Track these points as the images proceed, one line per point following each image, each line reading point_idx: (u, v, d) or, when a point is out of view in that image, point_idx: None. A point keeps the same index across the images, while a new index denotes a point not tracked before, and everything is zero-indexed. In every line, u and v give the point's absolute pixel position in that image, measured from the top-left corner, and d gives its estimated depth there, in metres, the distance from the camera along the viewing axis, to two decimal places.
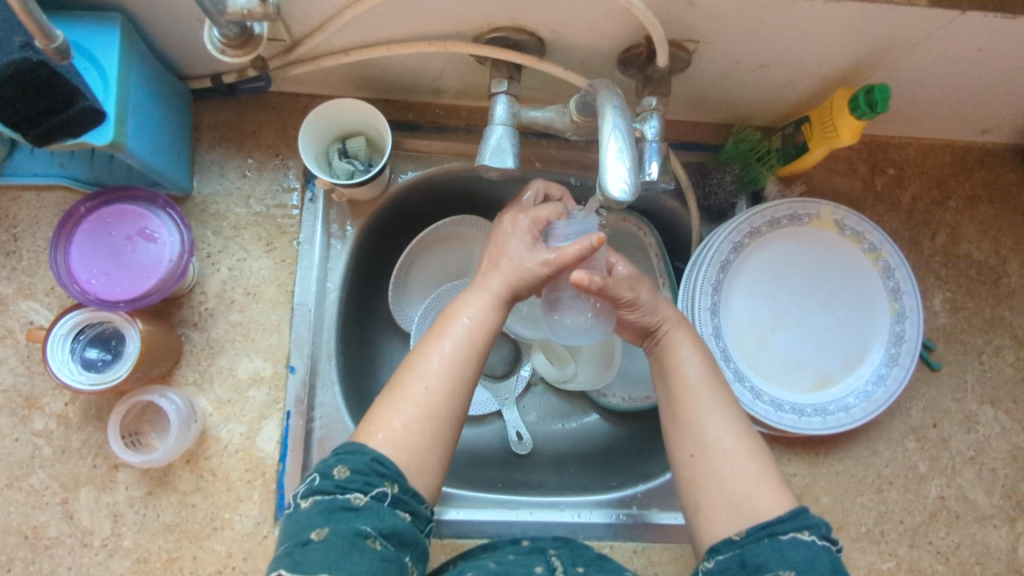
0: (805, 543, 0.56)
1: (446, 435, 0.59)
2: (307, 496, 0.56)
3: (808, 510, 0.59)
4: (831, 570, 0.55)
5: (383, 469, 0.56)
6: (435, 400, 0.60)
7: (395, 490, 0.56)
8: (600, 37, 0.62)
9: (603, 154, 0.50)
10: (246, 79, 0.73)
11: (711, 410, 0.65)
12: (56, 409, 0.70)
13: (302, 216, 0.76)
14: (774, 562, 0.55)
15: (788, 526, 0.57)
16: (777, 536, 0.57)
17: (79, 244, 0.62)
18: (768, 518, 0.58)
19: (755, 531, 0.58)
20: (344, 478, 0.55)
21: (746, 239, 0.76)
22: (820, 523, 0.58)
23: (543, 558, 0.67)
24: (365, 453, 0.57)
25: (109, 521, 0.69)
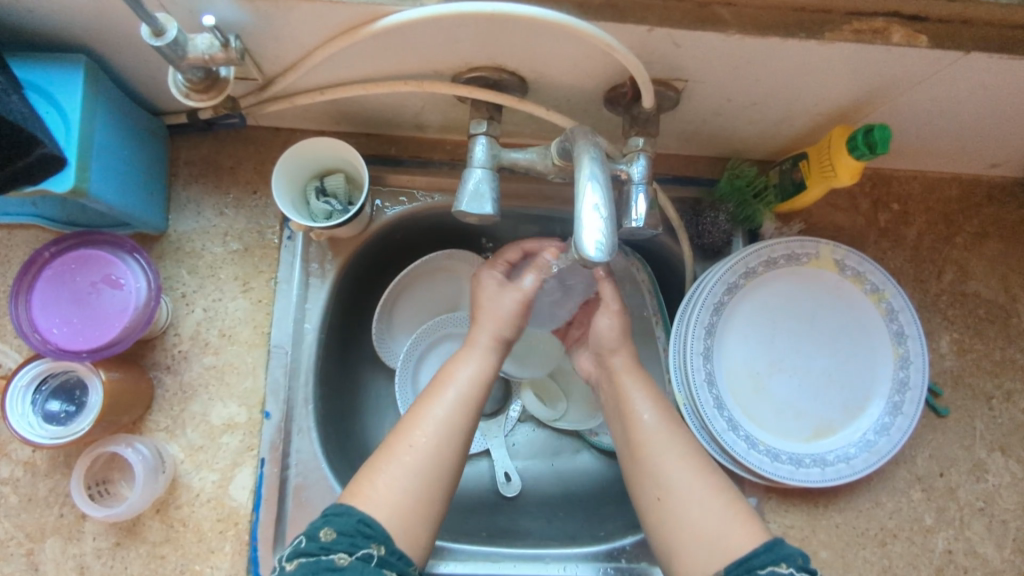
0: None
1: (430, 486, 0.59)
2: (293, 558, 0.54)
3: (781, 540, 0.56)
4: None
5: (369, 530, 0.55)
6: (431, 451, 0.61)
7: (382, 552, 0.55)
8: (583, 77, 0.59)
9: (579, 206, 0.47)
10: (220, 116, 0.70)
11: (694, 459, 0.63)
12: (22, 456, 0.68)
13: (279, 253, 0.74)
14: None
15: (762, 560, 0.55)
16: (754, 571, 0.54)
17: (41, 292, 0.60)
18: (743, 555, 0.56)
19: (733, 571, 0.55)
20: (329, 538, 0.54)
21: (741, 279, 0.73)
22: (796, 553, 0.55)
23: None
24: (353, 513, 0.56)
25: (75, 574, 0.67)
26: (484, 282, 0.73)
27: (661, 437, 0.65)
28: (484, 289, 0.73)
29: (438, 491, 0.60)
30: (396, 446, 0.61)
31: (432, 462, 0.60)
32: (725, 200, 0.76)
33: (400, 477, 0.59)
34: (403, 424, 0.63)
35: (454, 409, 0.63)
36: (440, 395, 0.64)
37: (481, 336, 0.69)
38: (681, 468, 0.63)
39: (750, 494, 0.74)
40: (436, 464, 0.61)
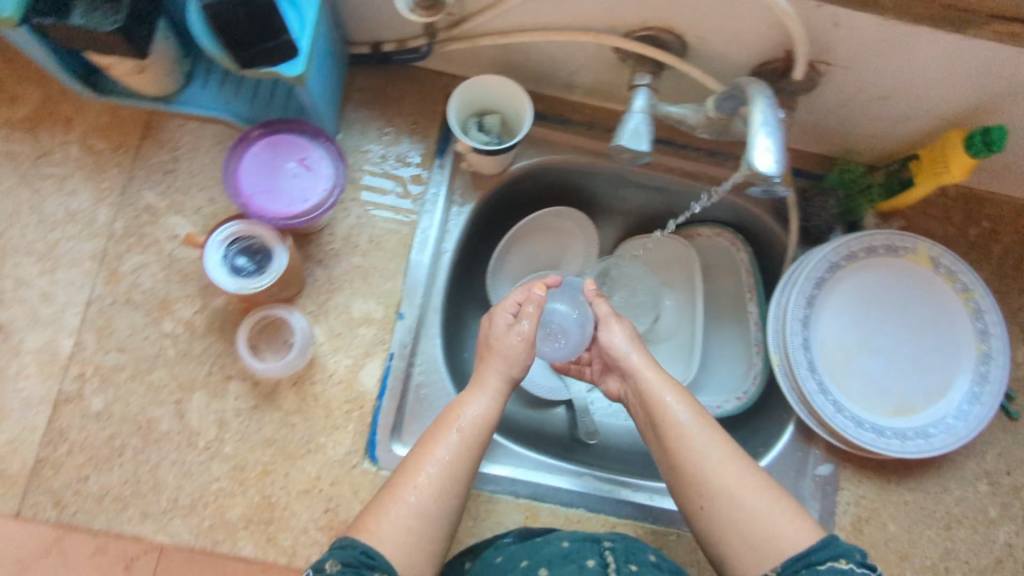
0: (843, 570, 0.58)
1: (439, 508, 0.64)
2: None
3: (839, 538, 0.60)
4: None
5: (373, 561, 0.59)
6: (431, 489, 0.64)
7: None
8: (741, 48, 0.68)
9: (752, 144, 0.54)
10: (403, 50, 0.80)
11: (729, 457, 0.66)
12: (185, 316, 0.76)
13: (429, 179, 0.83)
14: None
15: (824, 554, 0.59)
16: (813, 567, 0.59)
17: (247, 161, 0.69)
18: (802, 550, 0.61)
19: (790, 564, 0.60)
20: (335, 569, 0.58)
21: (843, 261, 0.80)
22: (856, 551, 0.59)
23: (596, 548, 0.66)
24: (355, 545, 0.60)
25: (215, 426, 0.74)
26: (495, 321, 0.74)
27: (705, 446, 0.67)
28: (494, 329, 0.74)
29: (442, 526, 0.64)
30: (399, 488, 0.64)
31: (433, 497, 0.64)
32: (833, 190, 0.83)
33: (401, 522, 0.62)
34: (408, 461, 0.66)
35: (455, 451, 0.66)
36: (442, 436, 0.67)
37: (490, 379, 0.71)
38: (727, 472, 0.66)
39: (826, 460, 0.80)
40: (439, 497, 0.64)
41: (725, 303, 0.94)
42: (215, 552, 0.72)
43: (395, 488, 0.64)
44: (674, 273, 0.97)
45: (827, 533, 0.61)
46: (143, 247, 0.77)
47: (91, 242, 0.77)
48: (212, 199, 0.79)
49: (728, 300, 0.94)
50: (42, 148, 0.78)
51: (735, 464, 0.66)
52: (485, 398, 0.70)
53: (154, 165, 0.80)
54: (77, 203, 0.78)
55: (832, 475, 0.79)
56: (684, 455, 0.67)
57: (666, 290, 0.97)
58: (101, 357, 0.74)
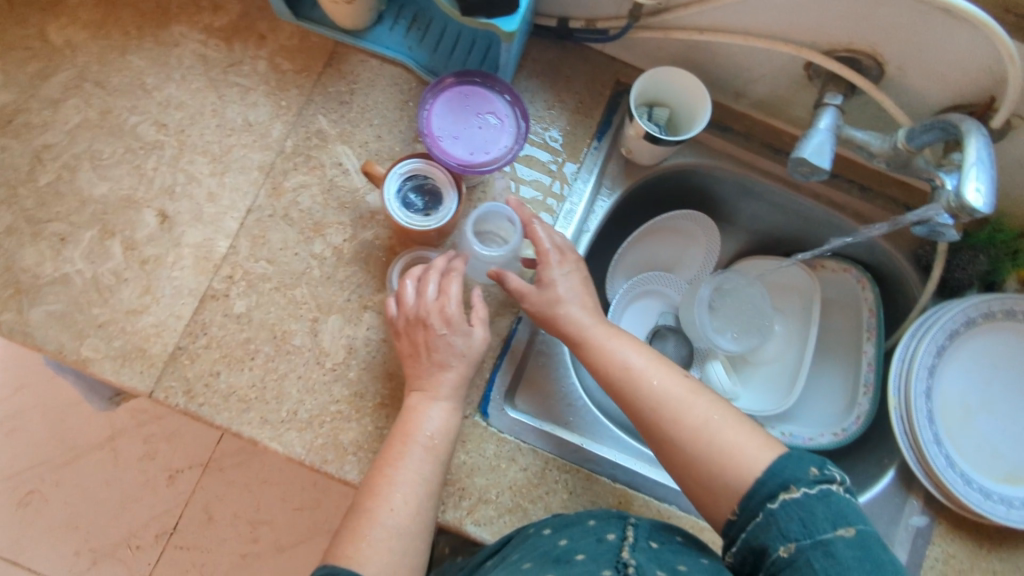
0: (795, 500, 0.58)
1: (420, 507, 0.66)
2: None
3: (790, 464, 0.60)
4: (829, 520, 0.56)
5: None
6: (407, 493, 0.66)
7: None
8: (939, 86, 0.68)
9: (962, 181, 0.55)
10: (589, 29, 0.82)
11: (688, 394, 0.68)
12: (335, 241, 0.79)
13: (585, 158, 0.85)
14: (773, 537, 0.57)
15: (772, 488, 0.59)
16: (768, 506, 0.59)
17: (438, 106, 0.71)
18: (754, 483, 0.61)
19: (749, 506, 0.60)
20: None
21: (979, 318, 0.80)
22: (807, 469, 0.59)
23: (619, 523, 0.66)
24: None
25: (344, 351, 0.76)
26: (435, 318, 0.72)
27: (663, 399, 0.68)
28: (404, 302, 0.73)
29: (419, 528, 0.65)
30: (374, 511, 0.65)
31: (411, 500, 0.66)
32: (982, 248, 0.82)
33: (382, 538, 0.64)
34: (375, 470, 0.67)
35: (422, 462, 0.68)
36: (409, 442, 0.68)
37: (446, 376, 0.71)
38: (693, 418, 0.66)
39: (923, 512, 0.79)
40: (413, 506, 0.66)
41: (839, 340, 0.94)
42: (321, 470, 0.73)
43: (370, 509, 0.65)
44: (790, 301, 0.98)
45: (775, 456, 0.62)
46: (308, 168, 0.80)
47: (262, 154, 0.80)
48: (379, 136, 0.82)
49: (842, 337, 0.94)
50: (234, 58, 0.83)
51: (696, 402, 0.68)
52: (443, 400, 0.71)
53: (332, 93, 0.83)
54: (256, 115, 0.81)
55: (928, 528, 0.78)
56: (633, 398, 0.69)
57: (779, 316, 0.98)
58: (253, 263, 0.77)
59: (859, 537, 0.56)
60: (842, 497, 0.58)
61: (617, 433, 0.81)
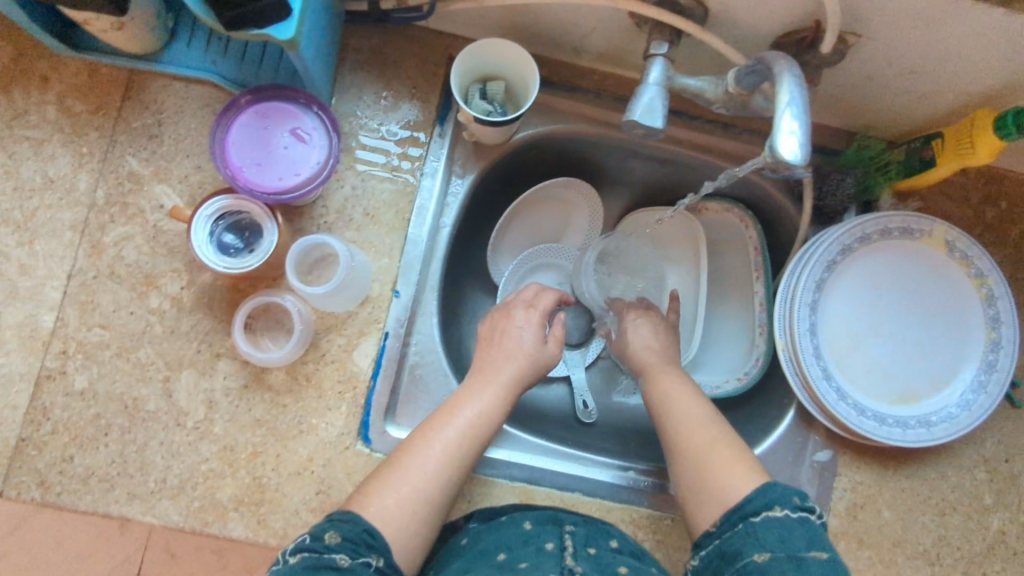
0: (778, 519, 0.60)
1: (446, 474, 0.66)
2: (294, 552, 0.59)
3: (777, 485, 0.63)
4: (806, 542, 0.59)
5: (373, 541, 0.61)
6: (442, 455, 0.66)
7: (380, 562, 0.60)
8: (765, 18, 0.63)
9: (776, 126, 0.50)
10: (403, 8, 0.74)
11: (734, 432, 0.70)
12: (171, 291, 0.73)
13: (428, 148, 0.79)
14: (748, 545, 0.60)
15: (759, 504, 0.62)
16: (748, 519, 0.61)
17: (235, 131, 0.64)
18: (741, 501, 0.63)
19: (730, 517, 0.63)
20: (334, 541, 0.59)
21: (855, 243, 0.77)
22: (792, 494, 0.62)
23: (557, 531, 0.69)
24: (359, 522, 0.61)
25: (204, 406, 0.72)
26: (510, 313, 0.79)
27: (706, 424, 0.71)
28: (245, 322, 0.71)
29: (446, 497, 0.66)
30: (401, 462, 0.66)
31: (446, 462, 0.66)
32: (851, 167, 0.80)
33: (400, 493, 0.64)
34: (410, 444, 0.67)
35: (480, 408, 0.70)
36: (458, 412, 0.69)
37: (508, 366, 0.74)
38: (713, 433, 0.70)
39: (826, 446, 0.80)
40: (439, 473, 0.66)
41: (731, 281, 0.91)
42: (204, 533, 0.71)
43: (405, 460, 0.66)
44: (679, 248, 0.94)
45: (763, 480, 0.64)
46: (127, 217, 0.74)
47: (72, 212, 0.73)
48: (199, 166, 0.75)
49: (734, 278, 0.91)
50: (19, 108, 0.74)
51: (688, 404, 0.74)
52: (492, 384, 0.72)
53: (137, 129, 0.75)
54: (56, 169, 0.74)
55: (831, 461, 0.80)
56: (676, 425, 0.72)
57: (672, 264, 0.94)
58: (85, 332, 0.72)
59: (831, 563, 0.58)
60: (819, 526, 0.61)
61: (526, 436, 0.81)
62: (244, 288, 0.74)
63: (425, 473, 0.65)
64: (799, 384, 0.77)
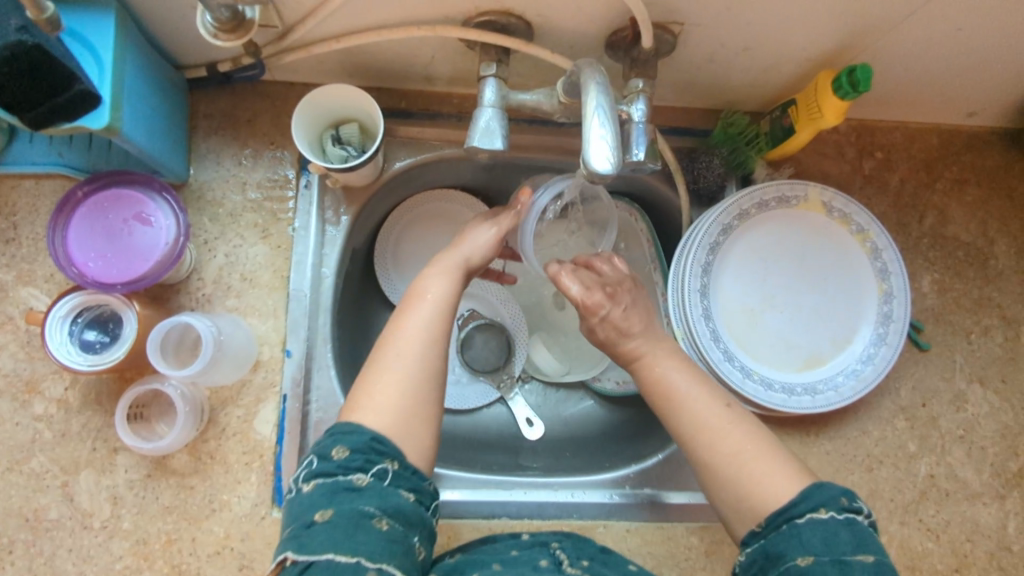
0: (823, 521, 0.56)
1: (431, 350, 0.64)
2: (309, 479, 0.57)
3: (823, 485, 0.58)
4: (851, 544, 0.55)
5: (381, 447, 0.58)
6: (422, 334, 0.64)
7: (394, 467, 0.58)
8: (586, 20, 0.63)
9: (587, 132, 0.52)
10: (240, 67, 0.73)
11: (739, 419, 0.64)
12: (56, 394, 0.71)
13: (296, 203, 0.77)
14: (792, 548, 0.55)
15: (804, 507, 0.57)
16: (794, 521, 0.57)
17: (75, 228, 0.64)
18: (783, 503, 0.58)
19: (773, 519, 0.58)
20: (343, 457, 0.57)
21: (735, 221, 0.77)
22: (838, 495, 0.58)
23: (546, 550, 0.69)
24: (363, 431, 0.59)
25: (109, 504, 0.70)
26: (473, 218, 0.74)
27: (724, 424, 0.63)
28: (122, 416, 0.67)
29: (435, 378, 0.63)
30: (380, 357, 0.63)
31: (423, 351, 0.63)
32: (719, 146, 0.80)
33: (393, 383, 0.61)
34: (388, 335, 0.65)
35: (436, 314, 0.65)
36: (417, 307, 0.66)
37: (454, 257, 0.70)
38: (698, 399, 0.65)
39: None
40: (425, 360, 0.63)
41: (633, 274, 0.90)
42: None
43: (378, 357, 0.63)
44: None
45: (806, 483, 0.59)
46: None
47: None
48: None
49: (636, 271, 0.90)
50: None
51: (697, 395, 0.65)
52: (448, 274, 0.68)
53: None
54: None
55: None
56: (685, 411, 0.65)
57: None
58: None
59: (876, 566, 0.54)
60: (867, 527, 0.56)
61: (472, 475, 0.78)
62: (130, 377, 0.72)
63: (406, 358, 0.62)
64: (705, 370, 0.77)
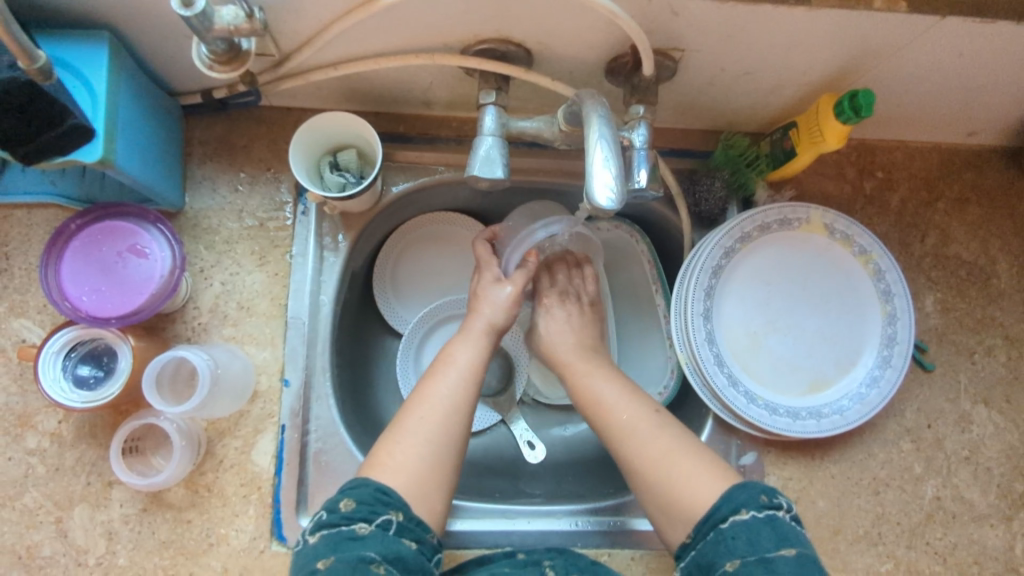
0: (745, 522, 0.56)
1: None
2: (315, 531, 0.58)
3: (742, 486, 0.59)
4: (774, 541, 0.55)
5: (386, 497, 0.58)
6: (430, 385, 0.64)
7: (399, 518, 0.58)
8: (587, 46, 0.63)
9: (590, 163, 0.51)
10: (236, 94, 0.72)
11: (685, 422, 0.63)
12: (49, 427, 0.70)
13: (294, 229, 0.76)
14: (720, 555, 0.56)
15: (726, 511, 0.57)
16: (719, 526, 0.57)
17: (69, 262, 0.66)
18: (708, 509, 0.59)
19: (700, 527, 0.58)
20: (348, 509, 0.57)
21: (737, 244, 0.76)
22: (758, 494, 0.58)
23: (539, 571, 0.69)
24: (368, 483, 0.59)
25: (104, 539, 0.69)
26: (483, 275, 0.77)
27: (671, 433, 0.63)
28: (114, 450, 0.66)
29: None
30: None
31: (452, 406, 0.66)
32: (720, 169, 0.79)
33: None
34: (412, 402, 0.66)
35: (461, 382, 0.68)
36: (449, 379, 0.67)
37: (476, 324, 0.73)
38: (630, 411, 0.68)
39: (750, 448, 0.78)
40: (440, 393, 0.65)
41: (633, 297, 0.90)
42: None
43: None
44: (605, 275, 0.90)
45: (728, 486, 0.59)
46: None
47: None
48: None
49: (635, 294, 0.90)
50: None
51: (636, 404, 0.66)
52: (472, 345, 0.70)
53: None
54: None
55: (757, 463, 0.78)
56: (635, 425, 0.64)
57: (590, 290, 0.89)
58: None
59: (801, 559, 0.54)
60: (788, 523, 0.57)
61: (472, 503, 0.77)
62: (126, 409, 0.71)
63: None
64: (709, 395, 0.76)
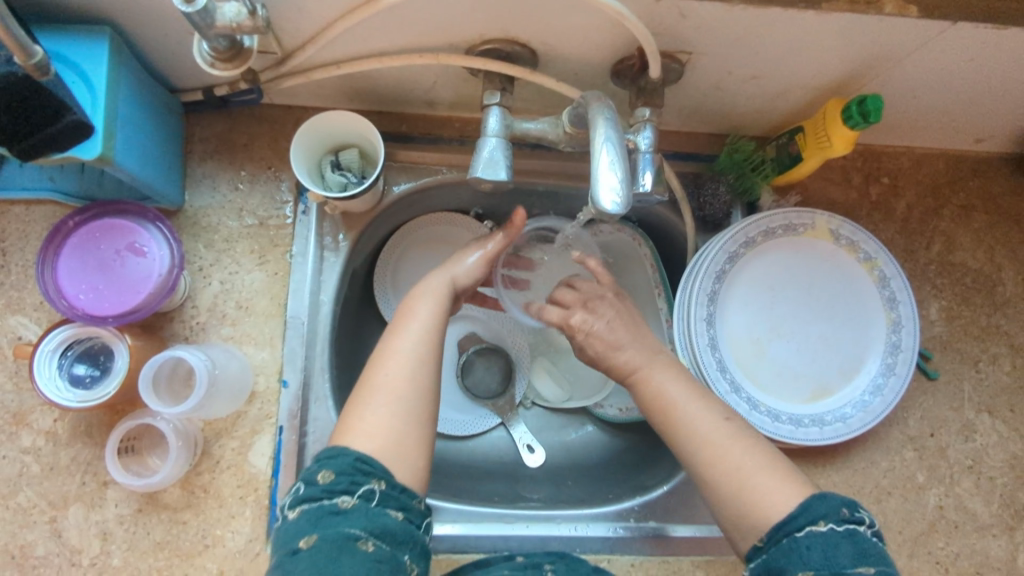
0: (822, 534, 0.54)
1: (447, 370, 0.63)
2: (294, 505, 0.55)
3: (823, 495, 0.56)
4: (853, 557, 0.52)
5: (367, 467, 0.56)
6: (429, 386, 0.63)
7: (383, 486, 0.56)
8: (593, 48, 0.62)
9: (595, 166, 0.51)
10: (238, 92, 0.72)
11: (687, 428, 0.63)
12: (44, 425, 0.69)
13: (294, 229, 0.76)
14: (794, 563, 0.53)
15: (801, 520, 0.55)
16: (794, 535, 0.55)
17: (66, 259, 0.65)
18: (783, 516, 0.56)
19: (773, 534, 0.56)
20: (328, 480, 0.55)
21: (741, 249, 0.76)
22: (839, 505, 0.55)
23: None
24: (348, 453, 0.57)
25: (99, 539, 0.68)
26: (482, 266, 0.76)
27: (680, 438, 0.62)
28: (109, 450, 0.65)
29: None
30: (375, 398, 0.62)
31: None
32: (725, 173, 0.79)
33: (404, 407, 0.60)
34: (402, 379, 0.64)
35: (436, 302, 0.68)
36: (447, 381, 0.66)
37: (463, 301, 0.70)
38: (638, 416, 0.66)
39: None
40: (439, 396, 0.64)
41: None
42: None
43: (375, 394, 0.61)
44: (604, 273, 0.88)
45: (804, 496, 0.57)
46: None
47: None
48: None
49: None
50: None
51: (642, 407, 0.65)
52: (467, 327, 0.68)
53: None
54: None
55: None
56: None
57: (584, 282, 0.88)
58: None
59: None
60: (869, 538, 0.54)
61: (470, 507, 0.76)
62: (122, 409, 0.70)
63: (417, 408, 0.61)
64: None
